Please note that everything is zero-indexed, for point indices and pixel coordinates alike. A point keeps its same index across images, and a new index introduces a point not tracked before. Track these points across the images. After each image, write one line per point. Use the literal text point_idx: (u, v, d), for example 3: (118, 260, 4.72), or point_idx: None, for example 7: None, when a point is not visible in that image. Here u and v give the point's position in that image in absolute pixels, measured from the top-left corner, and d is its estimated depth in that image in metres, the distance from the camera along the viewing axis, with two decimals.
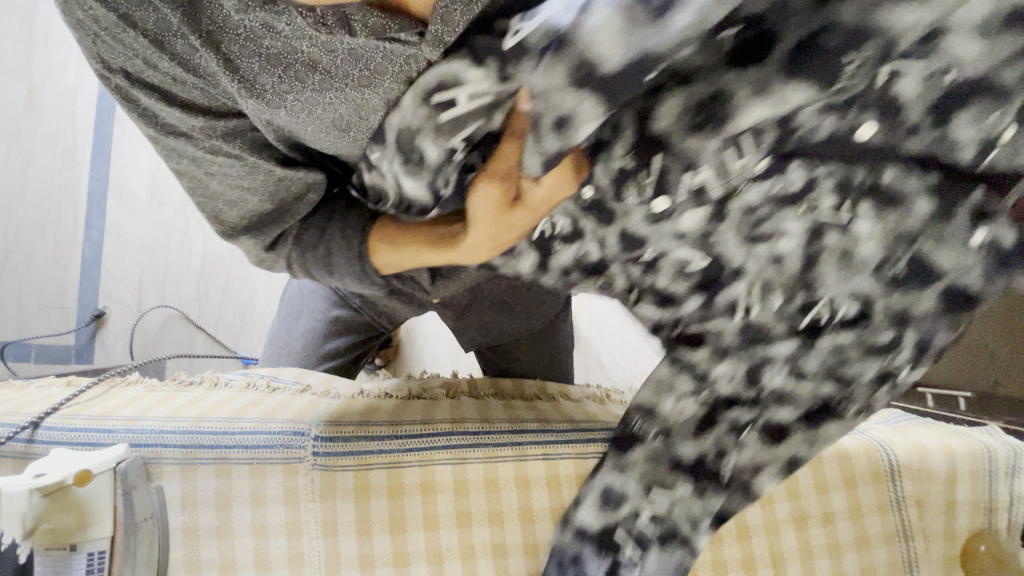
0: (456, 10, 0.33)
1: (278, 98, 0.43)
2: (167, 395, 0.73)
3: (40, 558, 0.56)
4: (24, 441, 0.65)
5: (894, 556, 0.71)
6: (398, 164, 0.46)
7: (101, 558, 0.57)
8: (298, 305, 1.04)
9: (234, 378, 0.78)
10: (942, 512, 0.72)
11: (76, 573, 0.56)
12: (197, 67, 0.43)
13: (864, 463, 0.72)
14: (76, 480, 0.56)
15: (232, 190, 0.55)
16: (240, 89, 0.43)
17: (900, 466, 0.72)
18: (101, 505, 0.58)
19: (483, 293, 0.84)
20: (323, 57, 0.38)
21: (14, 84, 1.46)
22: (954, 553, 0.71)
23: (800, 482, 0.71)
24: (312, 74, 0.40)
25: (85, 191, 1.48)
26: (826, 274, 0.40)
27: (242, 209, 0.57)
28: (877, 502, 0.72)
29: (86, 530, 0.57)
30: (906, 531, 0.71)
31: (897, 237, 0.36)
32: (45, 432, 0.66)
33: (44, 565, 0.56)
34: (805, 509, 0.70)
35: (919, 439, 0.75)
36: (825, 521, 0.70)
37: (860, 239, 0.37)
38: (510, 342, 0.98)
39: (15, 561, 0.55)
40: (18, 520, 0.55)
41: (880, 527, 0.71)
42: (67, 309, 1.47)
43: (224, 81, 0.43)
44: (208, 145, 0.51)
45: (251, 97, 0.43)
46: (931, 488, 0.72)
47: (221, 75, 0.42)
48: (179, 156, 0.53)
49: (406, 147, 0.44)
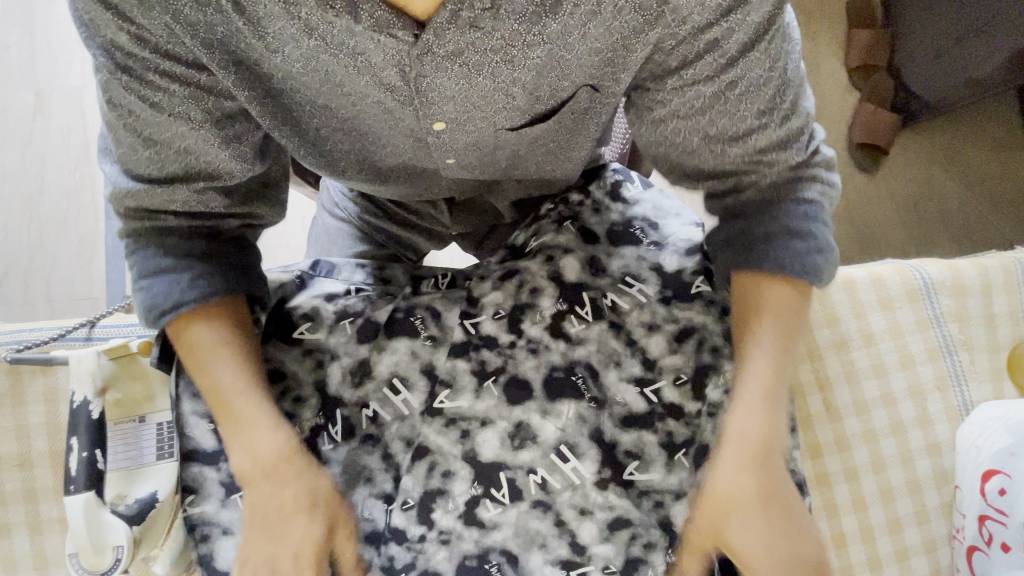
0: (447, 29, 0.46)
1: (278, 43, 0.52)
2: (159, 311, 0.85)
3: (111, 432, 0.67)
4: (82, 338, 0.76)
5: (940, 370, 0.74)
6: (498, 449, 0.69)
7: (168, 426, 0.69)
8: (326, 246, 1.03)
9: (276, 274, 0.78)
10: (982, 324, 0.76)
11: (148, 438, 0.68)
12: (219, 34, 0.52)
13: (897, 284, 0.75)
14: (141, 349, 0.68)
15: (182, 139, 0.59)
16: (246, 28, 0.51)
17: (935, 285, 0.76)
18: (160, 377, 0.70)
19: (514, 176, 0.80)
20: (319, 25, 0.48)
21: (23, 90, 1.49)
22: (999, 365, 0.75)
23: (837, 307, 0.74)
24: (307, 38, 0.50)
25: (101, 183, 1.48)
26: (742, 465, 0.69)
27: (174, 156, 0.60)
28: (917, 320, 0.75)
29: (150, 402, 0.69)
30: (949, 344, 0.74)
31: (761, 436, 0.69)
32: (101, 330, 0.77)
33: (115, 438, 0.67)
34: (844, 334, 0.74)
35: (952, 261, 0.78)
36: (866, 343, 0.74)
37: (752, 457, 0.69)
38: (497, 222, 1.01)
39: (89, 416, 0.66)
40: (89, 379, 0.67)
41: (922, 345, 0.74)
42: (98, 298, 1.44)
43: (238, 30, 0.51)
44: (179, 104, 0.56)
45: (254, 35, 0.52)
46: (968, 302, 0.76)
47: (232, 19, 0.50)
48: (138, 93, 0.55)
49: (481, 389, 0.71)
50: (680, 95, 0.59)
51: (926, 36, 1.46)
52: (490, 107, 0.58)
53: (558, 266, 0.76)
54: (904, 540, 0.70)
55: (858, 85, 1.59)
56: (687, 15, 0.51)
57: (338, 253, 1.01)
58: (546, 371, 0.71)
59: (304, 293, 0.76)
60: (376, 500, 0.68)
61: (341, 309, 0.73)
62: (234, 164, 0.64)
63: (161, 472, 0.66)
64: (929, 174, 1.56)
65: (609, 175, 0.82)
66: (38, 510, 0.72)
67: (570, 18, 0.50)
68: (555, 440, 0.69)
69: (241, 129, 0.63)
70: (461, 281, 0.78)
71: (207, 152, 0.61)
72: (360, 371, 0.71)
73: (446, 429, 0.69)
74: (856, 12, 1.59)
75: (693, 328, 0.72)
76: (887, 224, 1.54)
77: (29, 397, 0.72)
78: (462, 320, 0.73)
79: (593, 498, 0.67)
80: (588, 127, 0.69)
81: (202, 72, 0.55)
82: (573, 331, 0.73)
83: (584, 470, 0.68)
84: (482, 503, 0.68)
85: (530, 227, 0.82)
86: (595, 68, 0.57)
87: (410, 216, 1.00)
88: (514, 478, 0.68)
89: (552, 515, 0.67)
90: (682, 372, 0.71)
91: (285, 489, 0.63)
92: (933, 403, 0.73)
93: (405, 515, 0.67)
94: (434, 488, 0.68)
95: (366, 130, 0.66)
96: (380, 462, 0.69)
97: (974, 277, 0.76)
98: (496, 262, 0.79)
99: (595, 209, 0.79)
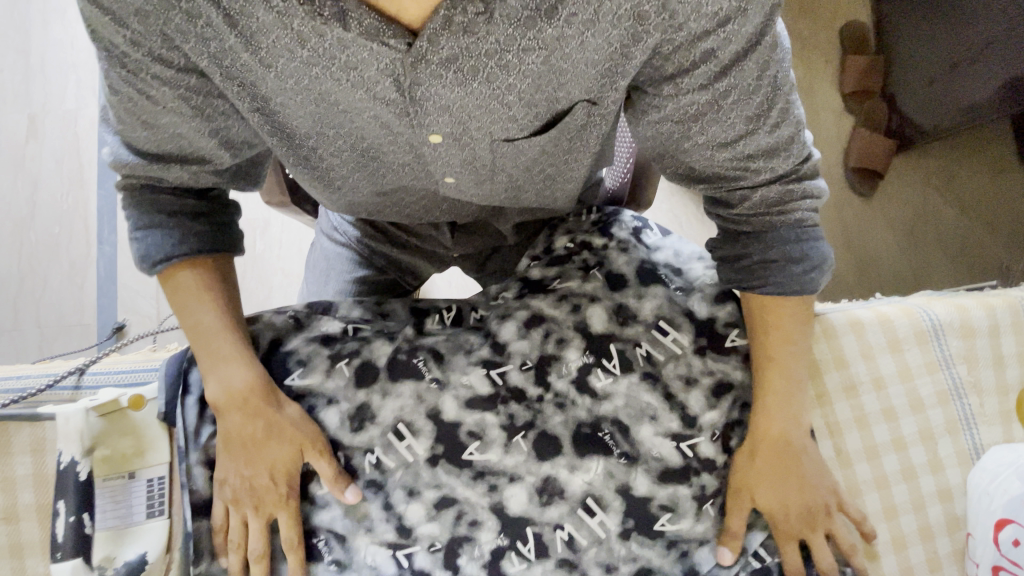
0: (440, 35, 0.45)
1: (272, 58, 0.51)
2: (146, 355, 0.84)
3: (99, 490, 0.66)
4: (71, 386, 0.75)
5: (951, 414, 0.74)
6: (524, 504, 0.68)
7: (161, 482, 0.67)
8: (324, 271, 1.01)
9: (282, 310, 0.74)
10: (991, 366, 0.75)
11: (138, 496, 0.67)
12: (214, 46, 0.50)
13: (905, 326, 0.75)
14: (132, 405, 0.67)
15: (179, 125, 0.57)
16: (241, 45, 0.50)
17: (942, 326, 0.75)
18: (154, 431, 0.68)
19: (524, 193, 0.77)
20: (312, 37, 0.47)
21: (17, 114, 1.47)
22: (1010, 407, 0.74)
23: (846, 350, 0.75)
24: (302, 49, 0.49)
25: (94, 209, 1.46)
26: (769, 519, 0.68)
27: (174, 140, 0.59)
28: (926, 363, 0.75)
29: (141, 458, 0.67)
30: (958, 388, 0.74)
31: None
32: (90, 377, 0.77)
33: (105, 497, 0.66)
34: (853, 376, 0.74)
35: (957, 300, 0.78)
36: (875, 387, 0.74)
37: None
38: (500, 246, 0.99)
39: (76, 478, 0.64)
40: (77, 439, 0.65)
41: (932, 388, 0.74)
42: (89, 326, 1.41)
43: (234, 47, 0.50)
44: (170, 99, 0.54)
45: (246, 51, 0.50)
46: (977, 343, 0.75)
47: (227, 34, 0.49)
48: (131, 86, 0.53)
49: (507, 442, 0.69)
50: (688, 118, 0.57)
51: (923, 62, 1.46)
52: (486, 117, 0.56)
53: (584, 316, 0.73)
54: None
55: (853, 109, 1.59)
56: (687, 20, 0.49)
57: (336, 278, 0.99)
58: (573, 428, 0.70)
59: (301, 335, 0.73)
60: (379, 547, 0.67)
61: (336, 350, 0.71)
62: (221, 153, 0.62)
63: (151, 531, 0.66)
64: (925, 198, 1.57)
65: (628, 221, 0.81)
66: (24, 567, 0.69)
67: (567, 26, 0.48)
68: (582, 493, 0.68)
69: (235, 129, 0.61)
70: (467, 314, 0.77)
71: (202, 143, 0.60)
72: (360, 416, 0.69)
73: (474, 481, 0.68)
74: (850, 39, 1.60)
75: (730, 383, 0.71)
76: (883, 248, 1.54)
77: (15, 448, 0.70)
78: (486, 371, 0.71)
79: (617, 551, 0.67)
80: (587, 141, 0.67)
81: (191, 75, 0.53)
82: (599, 385, 0.71)
83: (610, 524, 0.67)
84: (507, 555, 0.67)
85: (550, 267, 0.78)
86: (592, 82, 0.56)
87: (411, 241, 0.98)
88: (542, 534, 0.67)
89: (577, 575, 0.67)
90: (717, 428, 0.69)
91: (248, 414, 0.65)
92: (943, 446, 0.73)
93: (431, 557, 0.67)
94: (460, 533, 0.67)
95: (365, 150, 0.66)
96: (382, 508, 0.67)
97: (981, 318, 0.76)
98: (513, 297, 0.76)
99: (621, 249, 0.78)
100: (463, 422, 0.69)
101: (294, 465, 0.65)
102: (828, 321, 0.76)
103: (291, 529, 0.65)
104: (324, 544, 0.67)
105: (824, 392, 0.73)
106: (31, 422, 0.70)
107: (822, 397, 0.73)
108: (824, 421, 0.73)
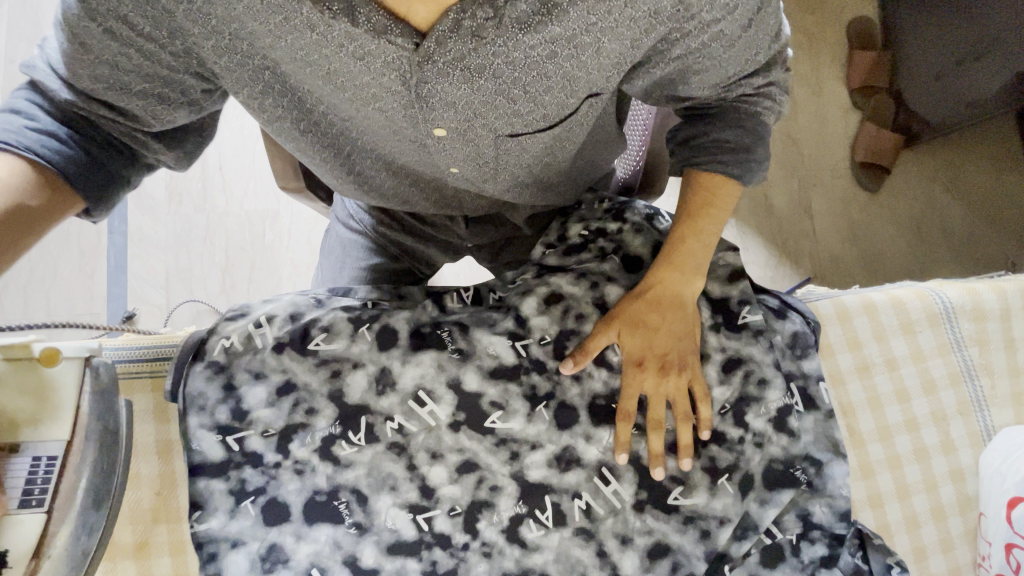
0: (449, 38, 0.48)
1: (282, 36, 0.52)
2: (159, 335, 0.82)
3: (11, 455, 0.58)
4: None
5: (963, 395, 0.74)
6: (544, 470, 0.70)
7: (50, 465, 0.58)
8: (340, 258, 1.02)
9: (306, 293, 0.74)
10: (1002, 349, 0.76)
11: (19, 474, 0.57)
12: (220, 15, 0.52)
13: (918, 309, 0.76)
14: (45, 359, 0.60)
15: (124, 72, 0.57)
16: (247, 14, 0.51)
17: (955, 308, 0.76)
18: (63, 396, 0.60)
19: (549, 182, 0.79)
20: (321, 27, 0.49)
21: None
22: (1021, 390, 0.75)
23: (860, 332, 0.75)
24: (311, 33, 0.50)
25: None
26: (785, 492, 0.68)
27: (101, 76, 0.57)
28: (938, 345, 0.75)
29: (38, 428, 0.59)
30: (970, 369, 0.75)
31: (798, 459, 0.70)
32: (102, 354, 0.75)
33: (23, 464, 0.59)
34: (867, 358, 0.75)
35: (970, 284, 0.78)
36: (888, 367, 0.75)
37: (791, 487, 0.69)
38: (513, 236, 0.99)
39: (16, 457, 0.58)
40: None
41: (944, 370, 0.75)
42: (100, 313, 1.34)
43: (243, 17, 0.51)
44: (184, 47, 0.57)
45: (257, 23, 0.52)
46: (988, 327, 0.76)
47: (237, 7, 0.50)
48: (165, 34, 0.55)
49: (524, 414, 0.70)
50: (678, 69, 0.61)
51: (929, 57, 1.46)
52: (492, 114, 0.59)
53: (602, 293, 0.75)
54: (929, 568, 0.71)
55: (860, 104, 1.59)
56: (699, 11, 0.54)
57: (351, 266, 1.00)
58: (590, 399, 0.72)
59: (321, 309, 0.72)
60: (400, 510, 0.68)
61: (355, 315, 0.72)
62: (145, 112, 0.61)
63: (26, 523, 0.57)
64: (931, 192, 1.56)
65: (641, 207, 0.81)
66: None
67: (571, 24, 0.50)
68: (598, 461, 0.70)
69: (172, 92, 0.61)
70: (485, 294, 0.77)
71: (131, 100, 0.60)
72: (384, 383, 0.70)
73: (495, 448, 0.70)
74: (857, 34, 1.60)
75: (742, 358, 0.71)
76: (886, 242, 1.54)
77: None
78: (511, 343, 0.72)
79: (633, 524, 0.69)
80: (578, 136, 0.70)
81: (178, 57, 0.58)
82: (617, 360, 0.72)
83: (625, 492, 0.69)
84: (526, 522, 0.69)
85: (568, 255, 0.79)
86: (606, 75, 0.59)
87: (426, 230, 0.98)
88: (560, 502, 0.69)
89: (594, 544, 0.68)
90: (728, 402, 0.70)
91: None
92: (955, 427, 0.73)
93: (451, 521, 0.68)
94: (481, 498, 0.69)
95: (392, 138, 0.67)
96: (405, 471, 0.69)
97: (993, 301, 0.77)
98: (533, 276, 0.77)
99: (637, 231, 0.79)
100: (484, 392, 0.70)
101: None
102: (841, 303, 0.76)
103: None
104: (344, 508, 0.67)
105: (837, 370, 0.74)
106: None
107: (834, 377, 0.74)
108: (838, 402, 0.73)
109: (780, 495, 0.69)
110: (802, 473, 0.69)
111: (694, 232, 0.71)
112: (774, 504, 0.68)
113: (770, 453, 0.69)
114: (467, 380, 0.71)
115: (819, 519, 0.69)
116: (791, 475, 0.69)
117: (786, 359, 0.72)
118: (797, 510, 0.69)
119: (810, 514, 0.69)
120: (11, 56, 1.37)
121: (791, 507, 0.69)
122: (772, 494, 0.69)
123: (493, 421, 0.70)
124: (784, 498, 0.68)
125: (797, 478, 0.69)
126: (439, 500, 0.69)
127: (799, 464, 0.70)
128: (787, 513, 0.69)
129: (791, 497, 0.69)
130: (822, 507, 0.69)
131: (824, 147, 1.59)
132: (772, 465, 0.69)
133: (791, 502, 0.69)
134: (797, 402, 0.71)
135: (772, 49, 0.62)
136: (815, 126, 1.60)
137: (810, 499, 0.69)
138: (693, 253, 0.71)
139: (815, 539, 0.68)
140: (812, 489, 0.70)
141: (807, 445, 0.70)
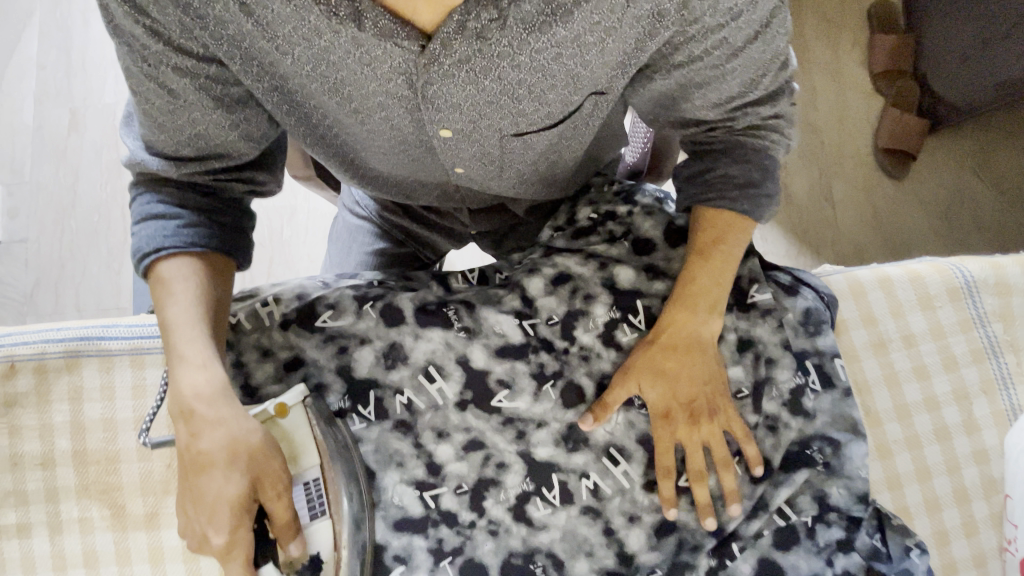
0: (453, 39, 0.47)
1: (288, 45, 0.52)
2: None
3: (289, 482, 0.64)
4: (101, 338, 0.76)
5: (987, 372, 0.72)
6: (551, 449, 0.69)
7: (317, 485, 0.63)
8: (348, 245, 1.03)
9: (313, 279, 0.75)
10: None
11: (300, 501, 0.62)
12: (230, 33, 0.52)
13: (937, 283, 0.74)
14: (278, 411, 0.64)
15: (208, 118, 0.59)
16: (258, 31, 0.51)
17: (976, 283, 0.74)
18: (303, 435, 0.64)
19: (558, 176, 0.77)
20: (328, 34, 0.48)
21: (58, 108, 1.46)
22: None
23: (875, 308, 0.74)
24: (318, 38, 0.49)
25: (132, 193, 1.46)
26: (801, 473, 0.66)
27: (197, 127, 0.60)
28: (959, 321, 0.73)
29: (298, 461, 0.63)
30: (994, 345, 0.73)
31: (813, 440, 0.68)
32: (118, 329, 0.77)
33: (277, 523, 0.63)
34: (883, 334, 0.73)
35: (993, 258, 0.76)
36: (906, 344, 0.73)
37: (805, 467, 0.67)
38: (518, 224, 0.98)
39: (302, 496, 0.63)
40: None
41: (965, 347, 0.73)
42: (124, 309, 1.37)
43: (247, 28, 0.51)
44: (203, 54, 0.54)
45: (267, 39, 0.51)
46: (1013, 301, 0.74)
47: (244, 22, 0.50)
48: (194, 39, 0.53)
49: (530, 394, 0.70)
50: (683, 84, 0.59)
51: (955, 38, 1.40)
52: (496, 114, 0.58)
53: (612, 272, 0.74)
54: (952, 553, 0.68)
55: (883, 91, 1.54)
56: (702, 16, 0.51)
57: (358, 252, 1.01)
58: (598, 378, 0.71)
59: (326, 289, 0.73)
60: (407, 487, 0.68)
61: (361, 293, 0.72)
62: (242, 146, 0.64)
63: (319, 531, 0.62)
64: (960, 178, 1.51)
65: (650, 190, 0.79)
66: (59, 510, 0.73)
67: (588, 33, 0.50)
68: (606, 442, 0.69)
69: (253, 114, 0.63)
70: (491, 276, 0.77)
71: (224, 137, 0.62)
72: (394, 357, 0.70)
73: (502, 427, 0.69)
74: (878, 18, 1.56)
75: (754, 337, 0.69)
76: (911, 229, 1.49)
77: (54, 396, 0.74)
78: (519, 320, 0.71)
79: (642, 503, 0.68)
80: (583, 135, 0.68)
81: (211, 65, 0.55)
82: (625, 340, 0.72)
83: (634, 472, 0.68)
84: (533, 501, 0.68)
85: (574, 240, 0.78)
86: (609, 74, 0.57)
87: (431, 217, 0.98)
88: (567, 482, 0.68)
89: (601, 523, 0.68)
90: (745, 385, 0.68)
91: (209, 423, 0.59)
92: (978, 407, 0.71)
93: (457, 499, 0.68)
94: (487, 475, 0.69)
95: (391, 141, 0.66)
96: (412, 448, 0.69)
97: (1017, 275, 0.74)
98: (539, 256, 0.77)
99: (647, 213, 0.77)
100: (491, 370, 0.70)
101: (257, 488, 0.60)
102: (855, 278, 0.75)
103: (279, 513, 0.60)
104: None
105: (852, 346, 0.73)
106: (69, 371, 0.75)
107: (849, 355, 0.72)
108: (853, 379, 0.71)
109: (795, 475, 0.67)
110: (817, 453, 0.67)
111: (709, 276, 0.68)
112: (789, 485, 0.66)
113: (783, 433, 0.68)
114: (475, 357, 0.70)
115: (837, 500, 0.67)
116: (806, 455, 0.67)
117: (799, 337, 0.70)
118: (813, 490, 0.67)
119: (826, 494, 0.67)
120: (45, 63, 1.48)
121: (806, 488, 0.67)
122: (786, 475, 0.67)
123: (500, 400, 0.70)
124: (801, 480, 0.66)
125: (813, 459, 0.67)
126: (446, 477, 0.69)
127: (815, 444, 0.68)
128: (803, 494, 0.67)
129: (807, 477, 0.67)
130: (840, 488, 0.67)
131: (847, 137, 1.54)
132: (787, 444, 0.68)
133: (808, 482, 0.67)
134: (813, 380, 0.69)
135: (781, 80, 0.61)
136: (836, 114, 1.56)
137: (826, 479, 0.67)
138: (707, 294, 0.67)
139: (832, 520, 0.66)
140: (829, 470, 0.67)
141: (823, 425, 0.68)
